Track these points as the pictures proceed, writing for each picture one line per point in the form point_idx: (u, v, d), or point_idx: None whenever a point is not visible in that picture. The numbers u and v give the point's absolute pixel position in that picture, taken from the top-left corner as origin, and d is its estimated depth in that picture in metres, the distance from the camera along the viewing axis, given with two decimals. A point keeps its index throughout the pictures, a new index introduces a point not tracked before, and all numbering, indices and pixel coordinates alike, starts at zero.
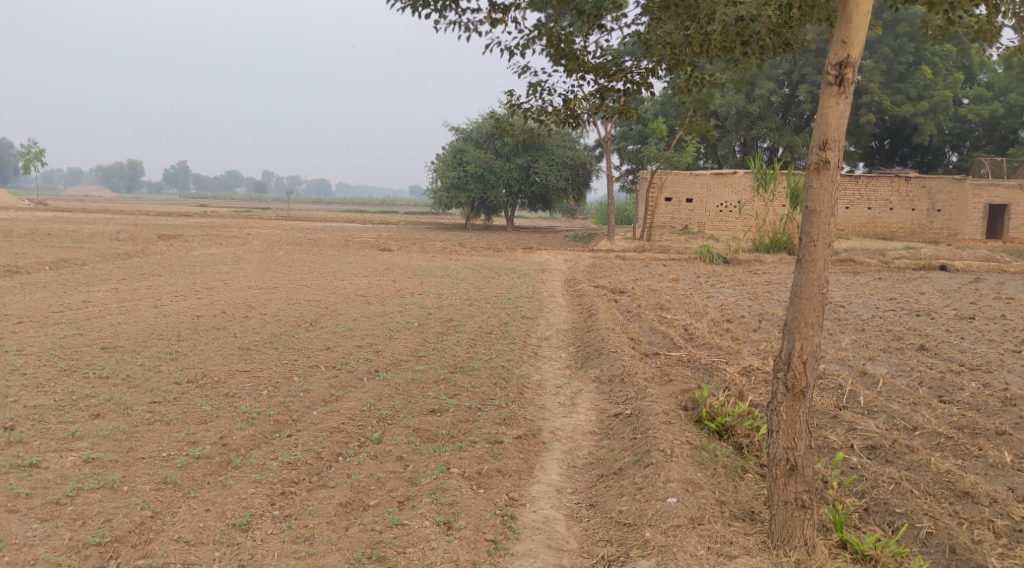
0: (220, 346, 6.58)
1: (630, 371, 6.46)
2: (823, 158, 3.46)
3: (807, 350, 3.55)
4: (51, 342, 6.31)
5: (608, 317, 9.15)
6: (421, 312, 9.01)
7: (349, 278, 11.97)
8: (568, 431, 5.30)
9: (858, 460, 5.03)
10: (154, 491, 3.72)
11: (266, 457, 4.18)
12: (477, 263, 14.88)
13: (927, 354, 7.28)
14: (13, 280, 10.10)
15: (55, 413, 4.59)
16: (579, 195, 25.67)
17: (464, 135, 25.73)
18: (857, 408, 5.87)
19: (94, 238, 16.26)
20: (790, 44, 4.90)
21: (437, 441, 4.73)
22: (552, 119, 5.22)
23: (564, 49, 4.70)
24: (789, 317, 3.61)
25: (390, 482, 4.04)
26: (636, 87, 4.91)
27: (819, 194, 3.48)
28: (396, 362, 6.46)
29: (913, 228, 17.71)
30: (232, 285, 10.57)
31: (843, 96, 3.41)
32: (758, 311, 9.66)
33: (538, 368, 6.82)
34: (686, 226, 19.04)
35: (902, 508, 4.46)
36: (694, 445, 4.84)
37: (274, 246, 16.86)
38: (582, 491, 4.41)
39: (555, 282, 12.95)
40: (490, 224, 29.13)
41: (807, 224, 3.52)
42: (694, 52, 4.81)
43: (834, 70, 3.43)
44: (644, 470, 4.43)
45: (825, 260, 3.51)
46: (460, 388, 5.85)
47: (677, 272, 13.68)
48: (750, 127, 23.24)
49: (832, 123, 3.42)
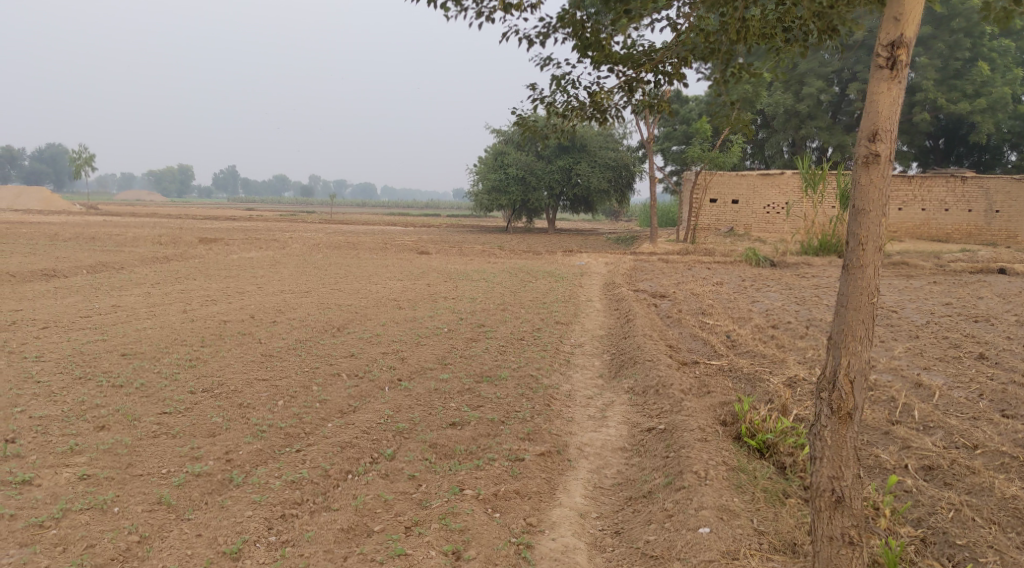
0: (242, 352, 6.42)
1: (665, 382, 6.07)
2: (872, 151, 3.09)
3: (855, 367, 3.15)
4: (72, 348, 6.23)
5: (647, 323, 8.76)
6: (453, 318, 8.76)
7: (384, 282, 11.78)
8: (596, 447, 4.97)
9: (913, 483, 4.59)
10: (146, 513, 3.57)
11: (270, 475, 3.97)
12: (515, 266, 14.56)
13: (986, 364, 6.73)
14: (49, 284, 10.16)
15: (59, 424, 4.45)
16: (622, 197, 25.13)
17: (505, 137, 25.47)
18: (911, 423, 5.40)
19: (136, 242, 16.40)
20: (838, 30, 4.54)
21: (454, 459, 4.46)
22: (578, 116, 4.90)
23: (589, 38, 4.40)
24: (834, 330, 3.22)
25: (398, 505, 3.80)
26: (667, 79, 4.59)
27: (868, 190, 3.10)
28: (421, 370, 6.20)
29: (970, 229, 16.83)
30: (265, 289, 10.47)
31: (895, 81, 3.05)
32: (806, 317, 9.13)
33: (569, 378, 6.48)
34: (732, 228, 18.45)
35: (964, 540, 4.07)
36: (732, 466, 4.47)
37: (314, 250, 16.80)
38: (607, 515, 4.08)
39: (594, 286, 12.56)
40: (532, 227, 28.77)
41: (853, 225, 3.14)
42: (730, 41, 4.48)
43: (885, 51, 3.06)
44: (675, 494, 4.09)
45: (876, 266, 3.12)
46: (484, 399, 5.56)
47: (721, 275, 13.19)
48: (799, 127, 22.45)
49: (883, 111, 3.06)
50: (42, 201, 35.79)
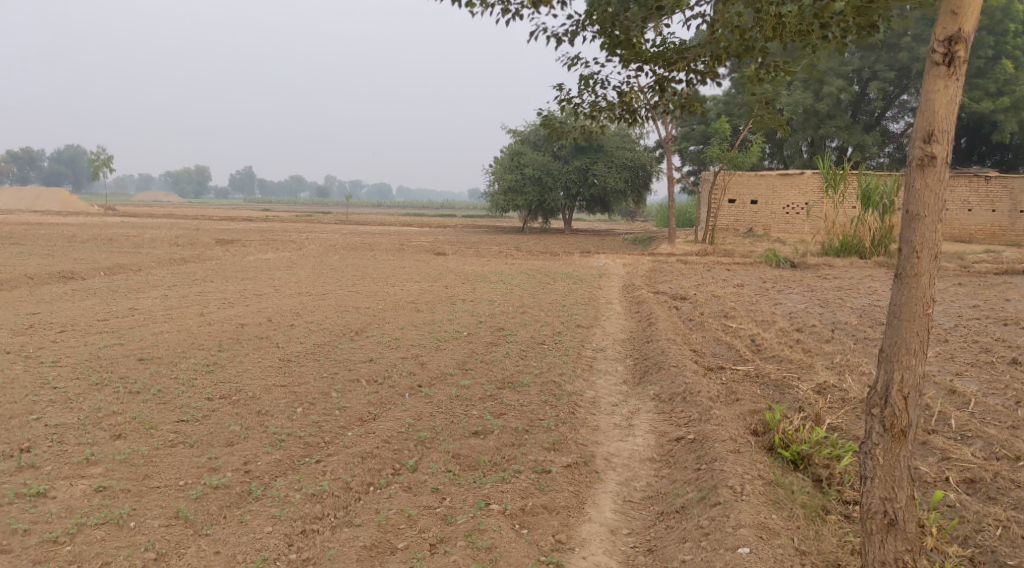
0: (260, 357, 6.31)
1: (693, 389, 5.87)
2: (928, 153, 2.90)
3: (909, 383, 2.99)
4: (89, 353, 6.16)
5: (669, 327, 8.57)
6: (471, 321, 8.62)
7: (401, 284, 11.67)
8: (624, 457, 4.80)
9: (956, 497, 4.38)
10: (163, 528, 3.45)
11: (290, 488, 3.84)
12: (533, 268, 14.40)
13: (1021, 369, 6.46)
14: (67, 287, 10.14)
15: (75, 433, 4.35)
16: (638, 197, 24.90)
17: (521, 137, 25.29)
18: (948, 432, 5.17)
19: (153, 243, 16.41)
20: (878, 27, 4.34)
21: (479, 470, 4.31)
22: (606, 116, 4.75)
23: (618, 36, 4.23)
24: (886, 343, 3.05)
25: (422, 521, 3.65)
26: (699, 78, 4.42)
27: (924, 195, 2.92)
28: (441, 376, 6.04)
29: (995, 230, 16.44)
30: (281, 291, 10.40)
31: (953, 78, 2.86)
32: (831, 320, 8.88)
33: (592, 384, 6.31)
34: (751, 228, 18.19)
35: (1015, 560, 3.86)
36: (768, 480, 4.29)
37: (330, 251, 16.74)
38: (639, 532, 3.92)
39: (613, 287, 12.38)
40: (549, 228, 28.58)
41: (907, 231, 2.96)
42: (765, 38, 4.29)
43: (942, 47, 2.87)
44: (710, 510, 3.92)
45: (932, 275, 2.94)
46: (507, 406, 5.41)
47: (742, 277, 12.96)
48: (818, 127, 21.99)
49: (939, 110, 2.88)
50: (61, 203, 36.06)
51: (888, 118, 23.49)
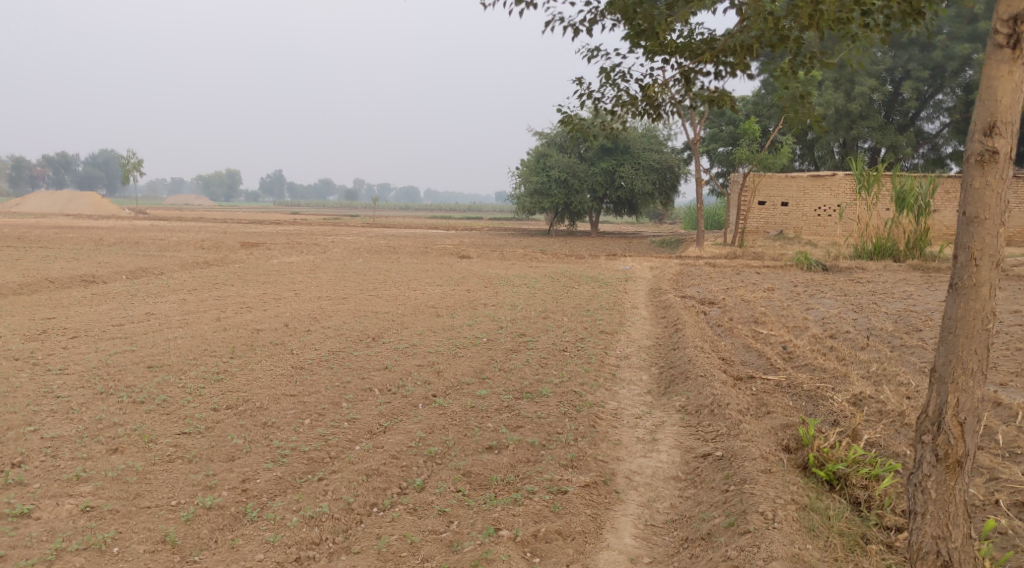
0: (272, 365, 6.11)
1: (721, 401, 5.54)
2: (989, 147, 2.69)
3: (965, 407, 2.82)
4: (97, 360, 6.02)
5: (696, 333, 8.22)
6: (492, 326, 8.36)
7: (423, 288, 11.45)
8: (647, 476, 4.49)
9: (1009, 524, 4.00)
10: (148, 554, 3.25)
11: (287, 509, 3.63)
12: (557, 271, 14.13)
13: None
14: (87, 291, 10.10)
15: (71, 446, 4.18)
16: (666, 200, 24.49)
17: (547, 139, 24.95)
18: (996, 449, 4.74)
19: (179, 246, 16.46)
20: (924, 14, 3.98)
21: (490, 490, 4.05)
22: (628, 112, 4.48)
23: (642, 25, 3.93)
24: (939, 360, 2.88)
25: (426, 548, 3.41)
26: (727, 71, 4.10)
27: (983, 195, 2.71)
28: (457, 386, 5.80)
29: None
30: (301, 295, 10.26)
31: (1018, 63, 2.63)
32: (866, 326, 8.45)
33: (615, 395, 5.99)
34: (781, 231, 17.70)
35: None
36: (802, 504, 3.96)
37: (354, 253, 16.59)
38: (661, 560, 3.64)
39: (640, 291, 12.05)
40: (576, 230, 28.22)
41: (965, 236, 2.76)
42: (800, 27, 3.92)
43: (1006, 27, 2.64)
44: (740, 538, 3.62)
45: (992, 284, 2.74)
46: (524, 418, 5.13)
47: (772, 280, 12.56)
48: (850, 127, 21.32)
49: (1003, 98, 2.64)
50: (94, 205, 36.68)
51: (923, 118, 22.71)
